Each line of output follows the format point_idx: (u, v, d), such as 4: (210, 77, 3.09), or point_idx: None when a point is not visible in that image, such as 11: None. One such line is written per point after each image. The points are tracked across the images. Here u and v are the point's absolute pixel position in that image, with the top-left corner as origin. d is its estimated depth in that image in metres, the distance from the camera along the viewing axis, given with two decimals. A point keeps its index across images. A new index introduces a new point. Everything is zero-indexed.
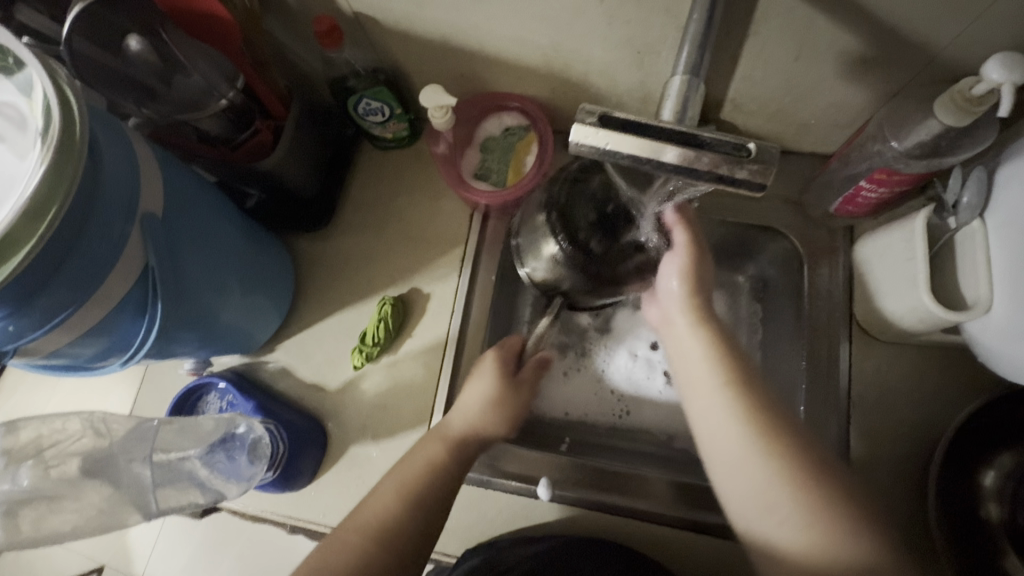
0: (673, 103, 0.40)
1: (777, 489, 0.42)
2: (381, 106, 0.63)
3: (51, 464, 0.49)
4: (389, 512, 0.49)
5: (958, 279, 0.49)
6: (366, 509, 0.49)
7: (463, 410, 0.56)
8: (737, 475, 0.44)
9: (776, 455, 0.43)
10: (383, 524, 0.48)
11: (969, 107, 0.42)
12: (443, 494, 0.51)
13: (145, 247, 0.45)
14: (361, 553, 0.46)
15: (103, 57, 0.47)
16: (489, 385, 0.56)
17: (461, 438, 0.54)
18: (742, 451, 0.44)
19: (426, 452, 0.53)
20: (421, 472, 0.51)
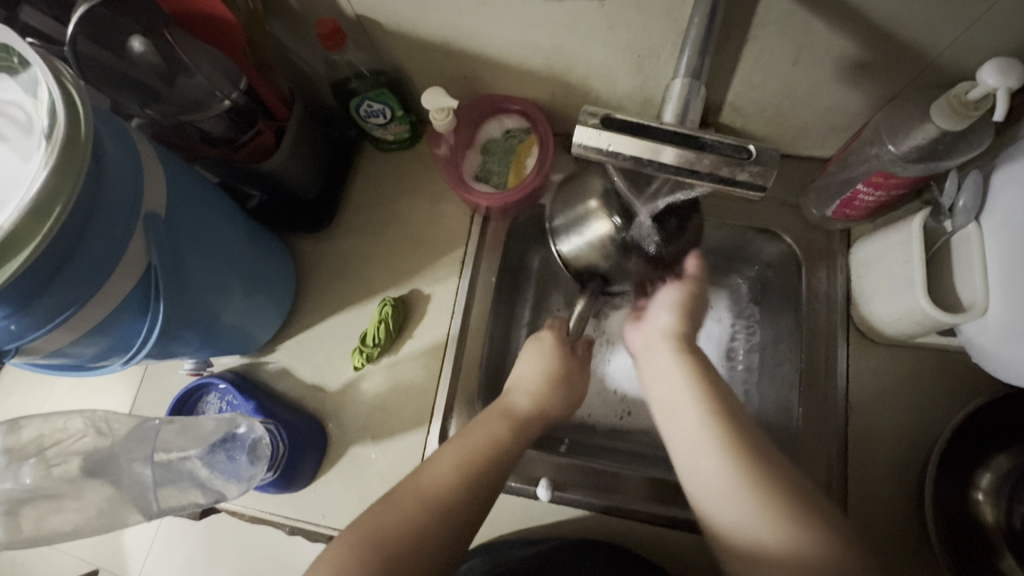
0: (674, 106, 0.40)
1: (735, 491, 0.42)
2: (382, 108, 0.63)
3: (52, 463, 0.50)
4: (453, 487, 0.47)
5: (954, 281, 0.49)
6: (430, 472, 0.48)
7: (521, 385, 0.57)
8: (704, 468, 0.45)
9: (763, 451, 0.44)
10: (447, 496, 0.46)
11: (964, 111, 0.43)
12: (502, 473, 0.50)
13: (148, 247, 0.45)
14: (422, 520, 0.44)
15: (106, 58, 0.48)
16: (546, 361, 0.59)
17: (521, 413, 0.55)
18: (705, 451, 0.45)
19: (489, 424, 0.52)
20: (483, 451, 0.50)
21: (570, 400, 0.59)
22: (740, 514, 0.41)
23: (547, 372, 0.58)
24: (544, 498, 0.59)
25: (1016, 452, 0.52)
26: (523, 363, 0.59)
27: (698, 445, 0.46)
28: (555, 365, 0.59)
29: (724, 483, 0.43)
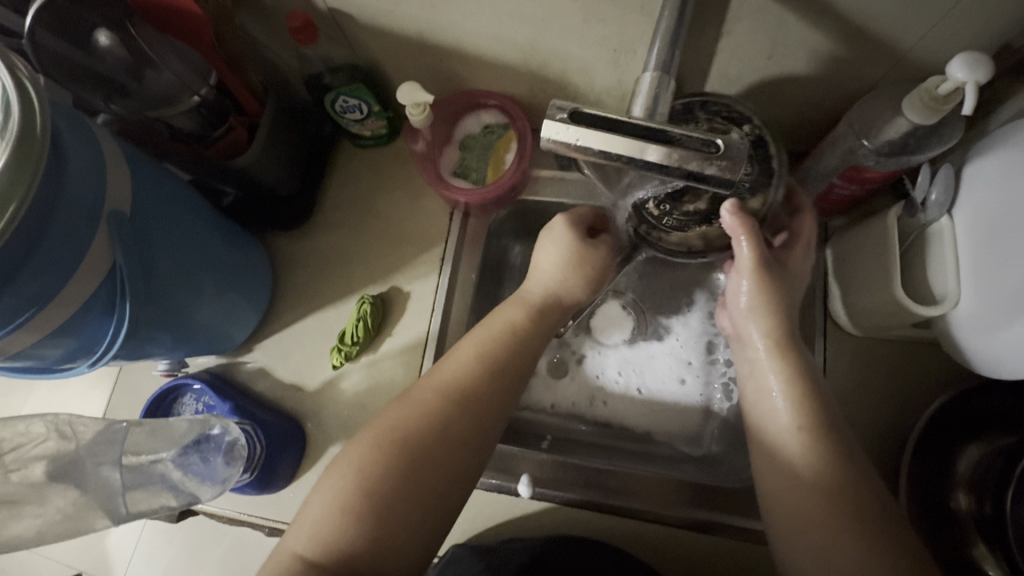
0: (644, 99, 0.40)
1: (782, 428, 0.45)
2: (359, 103, 0.63)
3: (12, 468, 0.47)
4: (474, 373, 0.50)
5: (927, 272, 0.50)
6: (443, 372, 0.50)
7: (539, 272, 0.57)
8: (765, 396, 0.47)
9: (798, 398, 0.45)
10: (469, 383, 0.49)
11: (936, 105, 0.43)
12: (522, 363, 0.52)
13: (112, 246, 0.44)
14: (444, 415, 0.47)
15: (68, 50, 0.47)
16: (561, 252, 0.57)
17: (536, 303, 0.56)
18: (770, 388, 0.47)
19: (503, 322, 0.54)
20: (499, 344, 0.52)
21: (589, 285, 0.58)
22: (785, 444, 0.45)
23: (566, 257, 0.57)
24: (524, 495, 0.59)
25: (988, 442, 0.52)
26: (541, 252, 0.58)
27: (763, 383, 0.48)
28: (573, 253, 0.57)
29: (774, 414, 0.46)
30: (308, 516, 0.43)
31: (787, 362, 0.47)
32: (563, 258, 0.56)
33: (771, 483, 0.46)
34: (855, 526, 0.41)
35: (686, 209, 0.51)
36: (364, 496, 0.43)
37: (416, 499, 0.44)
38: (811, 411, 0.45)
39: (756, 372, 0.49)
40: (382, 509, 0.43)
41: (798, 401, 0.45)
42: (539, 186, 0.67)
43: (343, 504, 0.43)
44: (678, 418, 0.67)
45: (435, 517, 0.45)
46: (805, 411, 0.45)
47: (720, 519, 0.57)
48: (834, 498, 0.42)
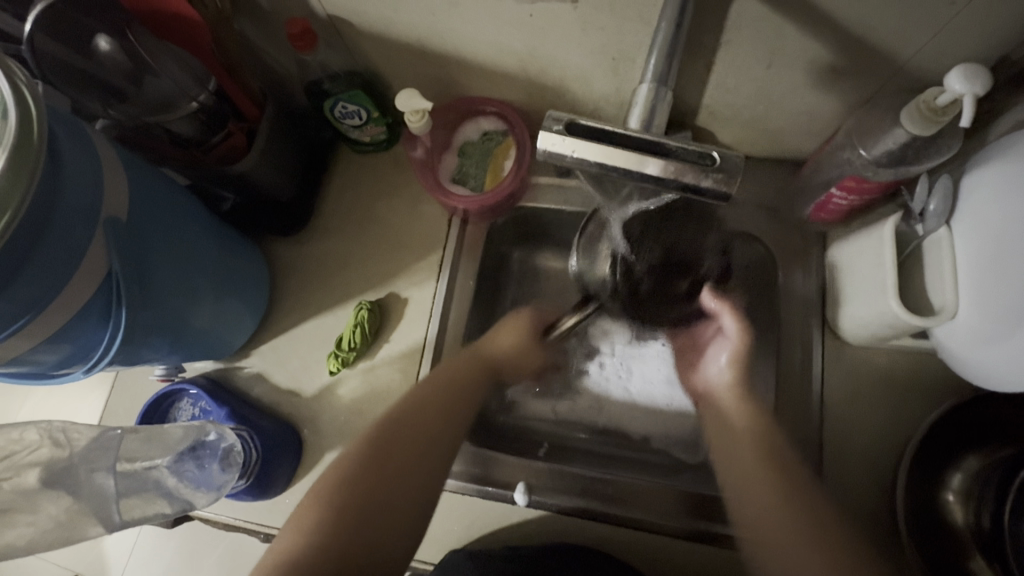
0: (640, 111, 0.40)
1: (744, 490, 0.49)
2: (358, 109, 0.63)
3: (6, 476, 0.48)
4: (427, 405, 0.52)
5: (925, 283, 0.50)
6: (403, 401, 0.52)
7: (495, 345, 0.59)
8: (736, 464, 0.51)
9: (754, 458, 0.50)
10: (422, 412, 0.51)
11: (933, 116, 0.43)
12: (472, 400, 0.54)
13: (108, 252, 0.44)
14: (420, 418, 0.51)
15: (67, 55, 0.47)
16: (518, 333, 0.61)
17: (489, 360, 0.58)
18: (733, 449, 0.52)
19: (457, 364, 0.56)
20: (452, 381, 0.54)
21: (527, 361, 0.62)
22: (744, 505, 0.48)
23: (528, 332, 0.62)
24: (521, 504, 0.59)
25: (985, 454, 0.52)
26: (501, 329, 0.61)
27: (725, 444, 0.53)
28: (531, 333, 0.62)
29: (737, 476, 0.50)
30: (273, 550, 0.44)
31: (753, 421, 0.53)
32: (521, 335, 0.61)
33: (737, 494, 0.49)
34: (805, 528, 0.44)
35: (670, 296, 0.58)
36: (316, 526, 0.44)
37: (371, 525, 0.45)
38: (770, 469, 0.49)
39: (722, 425, 0.55)
40: (337, 539, 0.43)
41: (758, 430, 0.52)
42: (537, 193, 0.66)
43: (301, 535, 0.43)
44: (676, 426, 0.67)
45: (391, 555, 0.45)
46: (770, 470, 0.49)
47: (717, 529, 0.57)
48: (787, 500, 0.46)
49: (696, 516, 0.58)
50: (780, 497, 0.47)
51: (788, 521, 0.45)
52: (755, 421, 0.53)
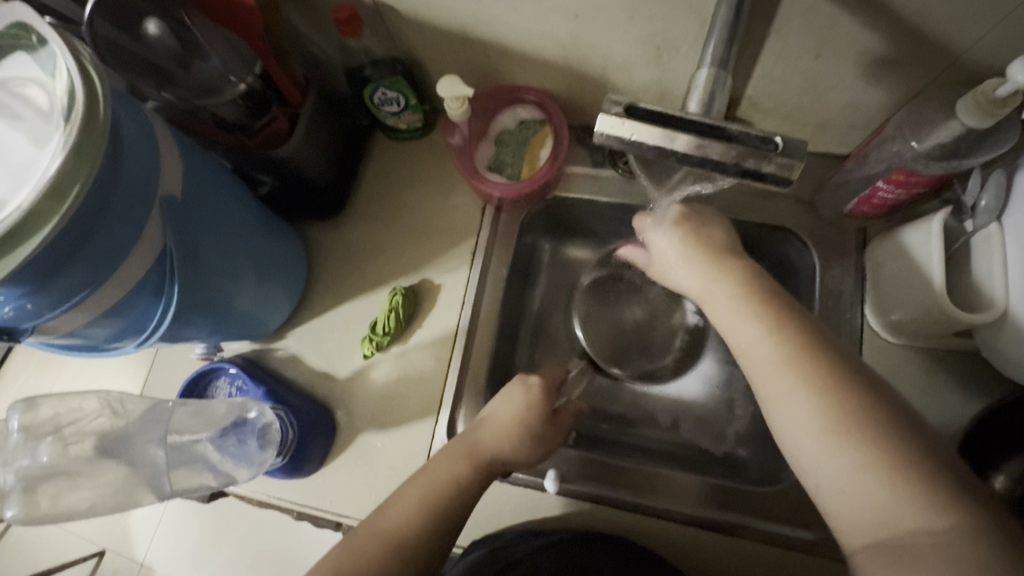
0: (699, 96, 0.40)
1: (830, 455, 0.37)
2: (397, 96, 0.63)
3: (69, 441, 0.51)
4: (412, 515, 0.47)
5: (974, 282, 0.49)
6: (385, 515, 0.47)
7: (493, 430, 0.53)
8: (795, 425, 0.39)
9: (822, 399, 0.38)
10: (409, 531, 0.46)
11: (993, 108, 0.42)
12: (466, 505, 0.49)
13: (164, 230, 0.45)
14: (413, 511, 0.47)
15: (123, 39, 0.49)
16: (519, 404, 0.55)
17: (488, 458, 0.52)
18: (792, 404, 0.40)
19: (448, 464, 0.50)
20: (440, 479, 0.49)
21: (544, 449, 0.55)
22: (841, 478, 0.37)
23: (520, 415, 0.54)
24: (551, 490, 0.59)
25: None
26: (497, 406, 0.55)
27: (780, 396, 0.40)
28: (533, 410, 0.55)
29: (813, 432, 0.38)
30: None
31: (809, 369, 0.40)
32: (521, 414, 0.54)
33: (842, 488, 0.37)
34: (931, 497, 0.34)
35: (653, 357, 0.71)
36: None
37: None
38: (854, 438, 0.37)
39: (764, 393, 0.42)
40: None
41: (780, 330, 0.42)
42: (572, 183, 0.66)
43: None
44: (705, 419, 0.67)
45: None
46: (835, 415, 0.38)
47: (741, 522, 0.57)
48: (875, 450, 0.36)
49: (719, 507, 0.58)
50: (863, 438, 0.36)
51: (865, 460, 0.36)
52: (818, 356, 0.40)
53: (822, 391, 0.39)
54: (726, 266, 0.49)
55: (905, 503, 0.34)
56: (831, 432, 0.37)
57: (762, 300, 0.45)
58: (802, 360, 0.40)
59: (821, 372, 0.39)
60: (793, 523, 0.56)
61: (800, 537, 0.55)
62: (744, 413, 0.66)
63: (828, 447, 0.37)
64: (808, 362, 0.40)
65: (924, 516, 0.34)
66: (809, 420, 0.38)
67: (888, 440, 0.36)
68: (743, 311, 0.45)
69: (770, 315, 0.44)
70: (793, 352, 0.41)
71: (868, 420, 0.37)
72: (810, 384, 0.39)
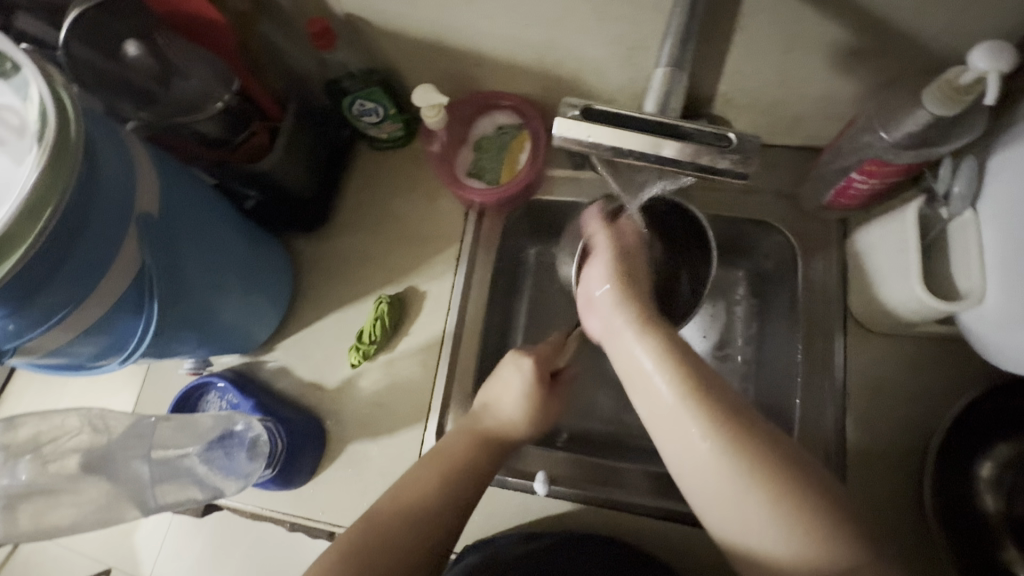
0: (657, 95, 0.41)
1: (738, 501, 0.38)
2: (375, 107, 0.64)
3: (48, 459, 0.51)
4: (432, 498, 0.48)
5: (951, 271, 0.49)
6: (404, 493, 0.48)
7: (497, 410, 0.55)
8: (702, 470, 0.40)
9: (736, 441, 0.39)
10: (425, 505, 0.47)
11: (957, 95, 0.42)
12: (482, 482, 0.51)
13: (142, 247, 0.46)
14: (430, 496, 0.48)
15: (99, 60, 0.50)
16: (523, 385, 0.55)
17: (496, 439, 0.53)
18: (694, 446, 0.41)
19: (460, 443, 0.52)
20: (458, 461, 0.50)
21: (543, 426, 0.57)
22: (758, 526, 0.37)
23: (525, 388, 0.55)
24: (540, 493, 0.59)
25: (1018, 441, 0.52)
26: (501, 386, 0.56)
27: (685, 442, 0.41)
28: (536, 387, 0.55)
29: (716, 479, 0.39)
30: None
31: (728, 420, 0.40)
32: (527, 392, 0.55)
33: (715, 500, 0.39)
34: (845, 533, 0.36)
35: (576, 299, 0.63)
36: None
37: None
38: (763, 474, 0.38)
39: (676, 433, 0.42)
40: None
41: (688, 378, 0.43)
42: (553, 186, 0.67)
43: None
44: None
45: None
46: (749, 454, 0.39)
47: None
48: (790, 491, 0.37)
49: None
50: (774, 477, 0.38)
51: (779, 500, 0.37)
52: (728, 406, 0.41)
53: (726, 437, 0.40)
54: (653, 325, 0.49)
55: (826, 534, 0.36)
56: (740, 461, 0.39)
57: (672, 349, 0.46)
58: (705, 400, 0.42)
59: (724, 413, 0.41)
60: None
61: None
62: None
63: (731, 481, 0.39)
64: (695, 385, 0.43)
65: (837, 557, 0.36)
66: (721, 464, 0.39)
67: (798, 472, 0.38)
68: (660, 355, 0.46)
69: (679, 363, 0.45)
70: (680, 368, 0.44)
71: (776, 458, 0.39)
72: (719, 431, 0.40)
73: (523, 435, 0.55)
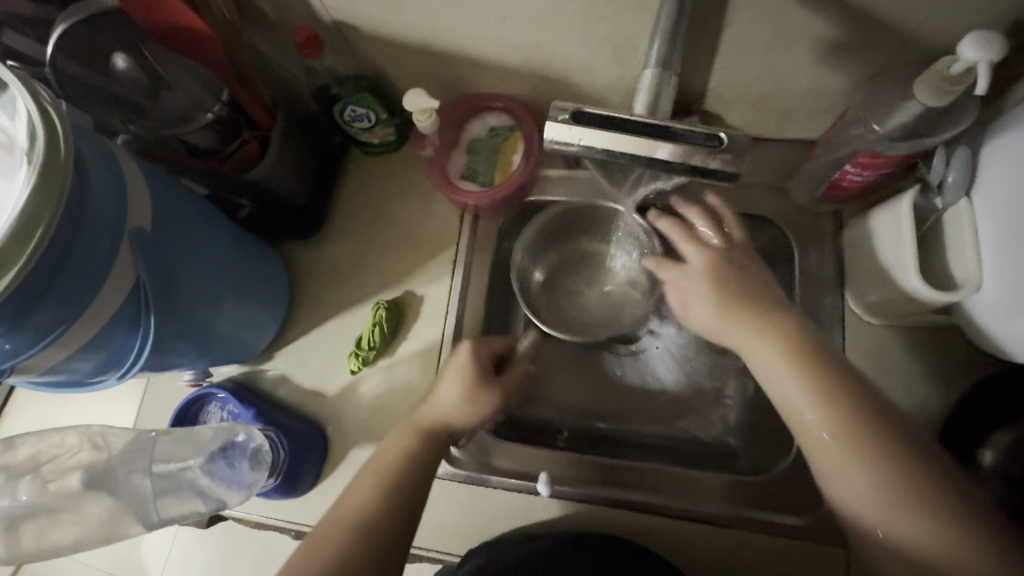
0: (645, 96, 0.41)
1: (874, 502, 0.42)
2: (366, 112, 0.63)
3: (48, 479, 0.51)
4: (370, 505, 0.49)
5: (948, 260, 0.49)
6: (345, 504, 0.50)
7: (439, 407, 0.54)
8: (852, 493, 0.43)
9: (853, 433, 0.43)
10: (366, 511, 0.49)
11: (945, 85, 0.42)
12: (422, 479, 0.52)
13: (135, 262, 0.45)
14: (364, 501, 0.49)
15: (91, 77, 0.50)
16: (461, 376, 0.55)
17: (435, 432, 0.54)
18: (843, 468, 0.43)
19: (397, 444, 0.53)
20: (397, 464, 0.52)
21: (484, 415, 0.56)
22: (907, 527, 0.41)
23: (463, 391, 0.55)
24: (543, 494, 0.59)
25: (1014, 429, 0.51)
26: (443, 384, 0.56)
27: (774, 376, 0.47)
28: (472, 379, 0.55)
29: (860, 485, 0.42)
30: None
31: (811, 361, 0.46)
32: (464, 387, 0.55)
33: (857, 489, 0.43)
34: (934, 509, 0.40)
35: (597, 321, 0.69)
36: None
37: None
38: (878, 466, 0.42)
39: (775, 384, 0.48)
40: None
41: (803, 361, 0.46)
42: (548, 186, 0.67)
43: None
44: (693, 411, 0.67)
45: None
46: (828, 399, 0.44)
47: (736, 513, 0.57)
48: (893, 477, 0.42)
49: (738, 503, 0.57)
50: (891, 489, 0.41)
51: (906, 497, 0.41)
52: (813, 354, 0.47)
53: (821, 393, 0.45)
54: (768, 314, 0.49)
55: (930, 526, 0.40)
56: (859, 440, 0.43)
57: (811, 353, 0.47)
58: (835, 409, 0.44)
59: (834, 393, 0.45)
60: (794, 511, 0.56)
61: (799, 525, 0.56)
62: (734, 402, 0.66)
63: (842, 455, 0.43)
64: (810, 365, 0.46)
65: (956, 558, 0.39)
66: (860, 480, 0.42)
67: (876, 449, 0.43)
68: (788, 369, 0.47)
69: (802, 355, 0.47)
70: (793, 353, 0.47)
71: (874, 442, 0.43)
72: (825, 402, 0.44)
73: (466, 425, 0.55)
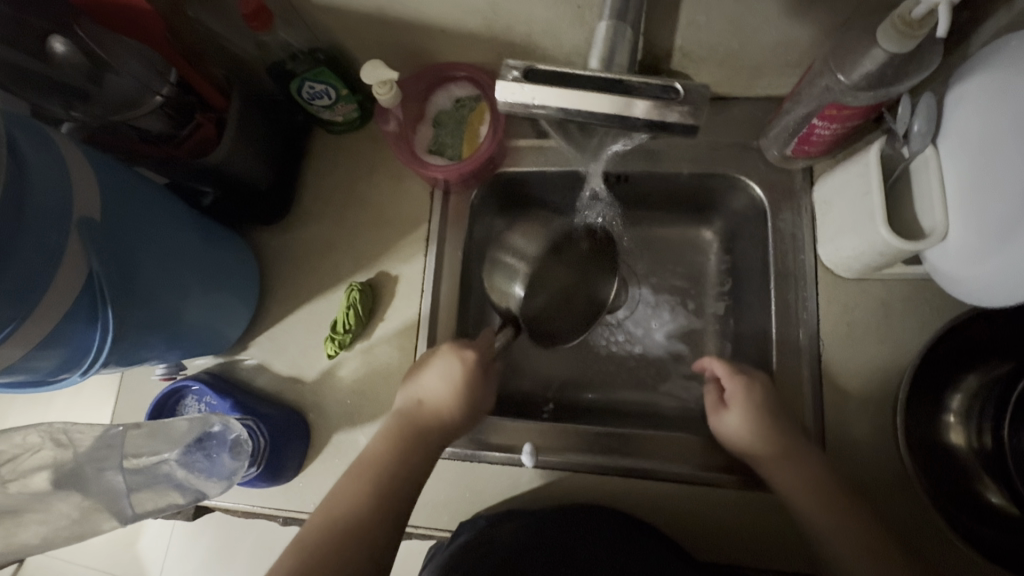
0: (601, 52, 0.40)
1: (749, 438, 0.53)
2: (325, 88, 0.61)
3: (9, 480, 0.49)
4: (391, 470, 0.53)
5: (915, 210, 0.48)
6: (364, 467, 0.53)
7: (429, 399, 0.56)
8: (733, 422, 0.54)
9: (747, 395, 0.54)
10: (386, 469, 0.53)
11: (910, 30, 0.41)
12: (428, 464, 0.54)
13: (87, 254, 0.44)
14: (359, 499, 0.51)
15: (27, 61, 0.47)
16: (451, 370, 0.56)
17: (425, 426, 0.55)
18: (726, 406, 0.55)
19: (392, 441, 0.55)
20: (405, 440, 0.54)
21: (475, 409, 0.57)
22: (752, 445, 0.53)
23: (447, 384, 0.56)
24: (529, 465, 0.59)
25: (986, 371, 0.54)
26: (427, 376, 0.57)
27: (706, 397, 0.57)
28: (460, 373, 0.56)
29: (751, 422, 0.53)
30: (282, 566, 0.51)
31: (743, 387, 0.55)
32: (448, 379, 0.56)
33: (734, 416, 0.54)
34: (780, 430, 0.52)
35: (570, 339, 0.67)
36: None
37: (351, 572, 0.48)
38: (759, 410, 0.53)
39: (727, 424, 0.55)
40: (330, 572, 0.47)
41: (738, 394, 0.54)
42: (518, 157, 0.65)
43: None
44: (675, 375, 0.68)
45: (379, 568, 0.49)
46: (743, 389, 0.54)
47: (719, 470, 0.58)
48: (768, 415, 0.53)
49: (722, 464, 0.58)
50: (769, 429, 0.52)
51: (773, 425, 0.52)
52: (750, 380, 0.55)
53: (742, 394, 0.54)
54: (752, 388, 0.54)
55: (792, 449, 0.52)
56: (742, 404, 0.54)
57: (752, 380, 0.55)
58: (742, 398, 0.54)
59: (741, 386, 0.55)
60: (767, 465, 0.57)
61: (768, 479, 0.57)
62: None
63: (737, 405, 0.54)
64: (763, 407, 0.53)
65: (800, 469, 0.51)
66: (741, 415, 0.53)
67: (755, 408, 0.53)
68: (745, 398, 0.54)
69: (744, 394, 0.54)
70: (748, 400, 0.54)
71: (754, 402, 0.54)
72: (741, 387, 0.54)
73: (458, 420, 0.56)
